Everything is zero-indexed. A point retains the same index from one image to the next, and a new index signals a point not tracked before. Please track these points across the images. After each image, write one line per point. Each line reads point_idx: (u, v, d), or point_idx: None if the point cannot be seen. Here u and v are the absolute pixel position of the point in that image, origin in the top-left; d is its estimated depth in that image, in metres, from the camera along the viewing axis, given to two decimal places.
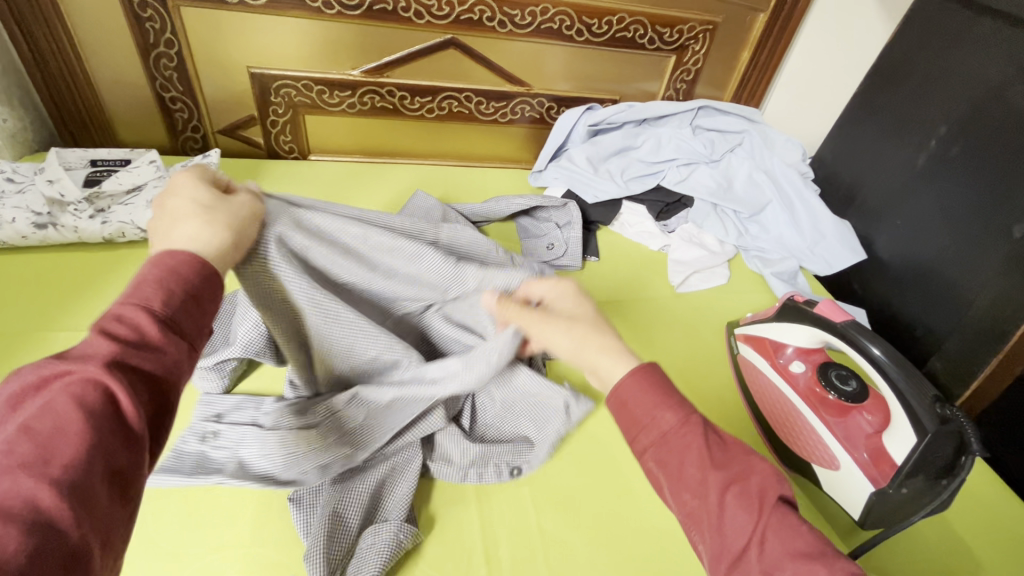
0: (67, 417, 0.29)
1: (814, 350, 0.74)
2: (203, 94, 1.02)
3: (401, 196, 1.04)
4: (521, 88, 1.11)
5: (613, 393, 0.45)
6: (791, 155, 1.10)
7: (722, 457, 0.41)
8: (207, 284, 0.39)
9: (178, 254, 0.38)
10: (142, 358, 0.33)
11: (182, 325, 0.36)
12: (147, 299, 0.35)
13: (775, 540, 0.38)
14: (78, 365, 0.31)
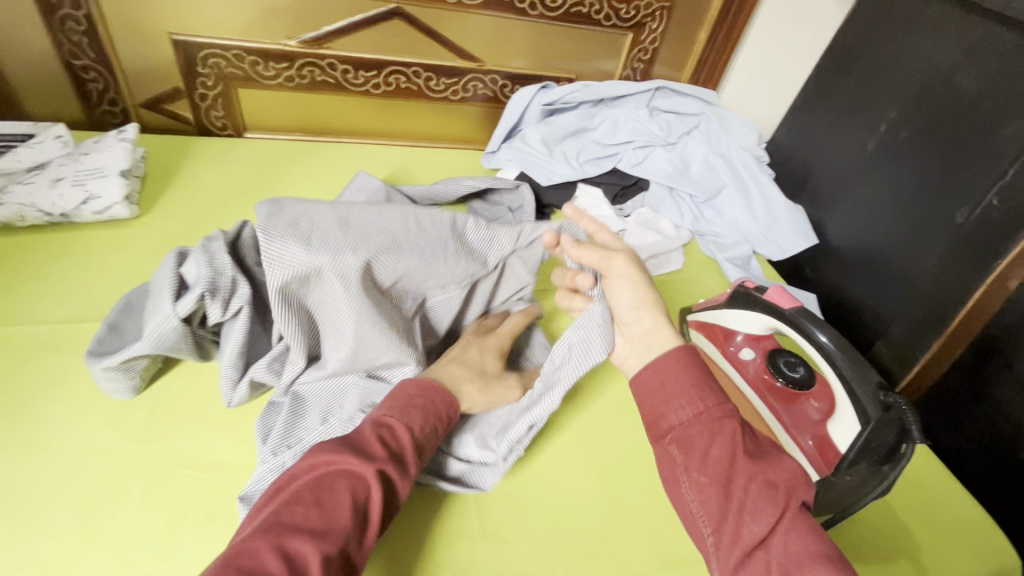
0: (344, 497, 0.42)
1: (765, 336, 0.73)
2: (119, 62, 0.92)
3: (345, 177, 0.98)
4: (473, 63, 1.05)
5: (640, 382, 0.51)
6: (746, 138, 1.09)
7: (755, 451, 0.46)
8: (448, 417, 0.54)
9: (431, 387, 0.55)
10: (396, 469, 0.46)
11: (419, 457, 0.50)
12: (410, 421, 0.51)
13: (794, 534, 0.41)
14: (360, 463, 0.44)
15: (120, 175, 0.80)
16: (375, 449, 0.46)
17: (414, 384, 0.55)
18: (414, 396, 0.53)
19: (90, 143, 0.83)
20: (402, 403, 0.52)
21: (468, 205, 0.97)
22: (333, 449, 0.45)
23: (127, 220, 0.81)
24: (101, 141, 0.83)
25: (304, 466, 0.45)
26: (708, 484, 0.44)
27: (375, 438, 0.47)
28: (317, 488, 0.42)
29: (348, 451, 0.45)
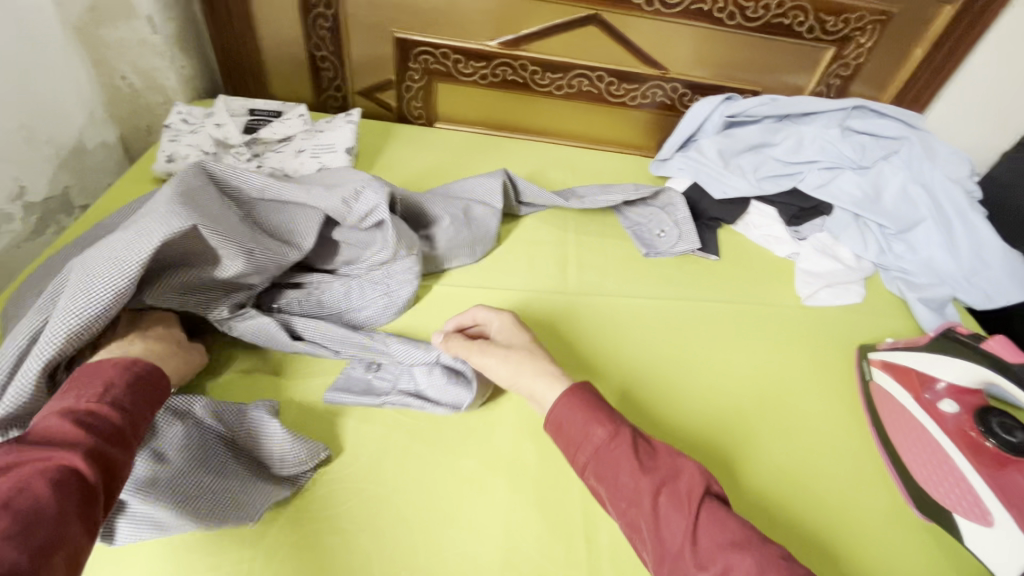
0: (41, 491, 0.36)
1: (971, 391, 0.66)
2: (350, 55, 1.07)
3: (522, 171, 1.05)
4: (657, 71, 1.06)
5: (550, 418, 0.55)
6: (956, 169, 0.96)
7: (651, 462, 0.50)
8: (156, 381, 0.50)
9: (134, 363, 0.49)
10: (106, 447, 0.42)
11: (137, 426, 0.45)
12: (115, 400, 0.45)
13: (705, 532, 0.45)
14: (60, 453, 0.39)
15: (345, 151, 0.93)
16: (72, 437, 0.40)
17: (106, 364, 0.48)
18: (113, 376, 0.47)
19: (324, 123, 0.97)
20: (84, 383, 0.45)
21: (618, 210, 0.99)
22: (6, 457, 0.38)
23: None
24: (333, 122, 0.97)
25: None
26: (625, 508, 0.48)
27: (69, 426, 0.41)
28: (3, 492, 0.35)
29: (35, 450, 0.38)
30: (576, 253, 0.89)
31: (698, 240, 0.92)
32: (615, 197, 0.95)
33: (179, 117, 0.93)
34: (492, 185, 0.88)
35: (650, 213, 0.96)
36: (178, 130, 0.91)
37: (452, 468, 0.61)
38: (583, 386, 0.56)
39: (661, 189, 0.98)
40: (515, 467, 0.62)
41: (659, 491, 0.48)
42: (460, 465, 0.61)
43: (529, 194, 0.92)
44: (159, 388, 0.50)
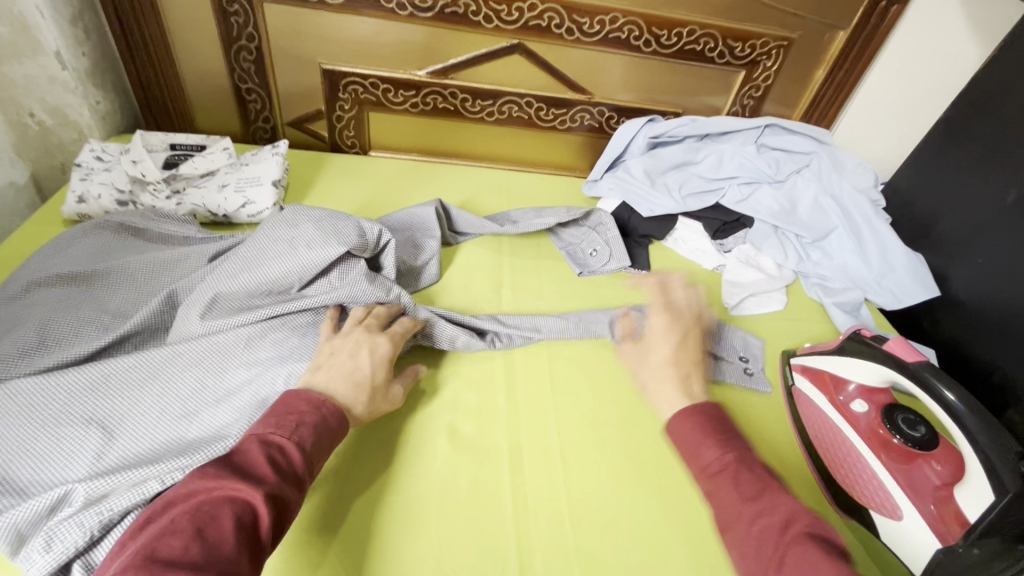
0: (226, 532, 0.38)
1: (880, 390, 0.70)
2: (277, 87, 1.06)
3: (456, 197, 1.06)
4: (583, 96, 1.10)
5: (665, 432, 0.54)
6: (862, 180, 1.05)
7: (753, 491, 0.46)
8: (340, 428, 0.51)
9: (323, 403, 0.51)
10: (282, 486, 0.43)
11: (313, 466, 0.47)
12: (301, 439, 0.47)
13: (795, 568, 0.40)
14: (248, 488, 0.41)
15: (272, 184, 0.91)
16: (263, 473, 0.43)
17: (302, 398, 0.50)
18: (303, 412, 0.49)
19: (251, 156, 0.95)
20: (281, 414, 0.48)
21: (551, 233, 1.00)
22: (217, 473, 0.42)
23: None
24: (259, 155, 0.95)
25: (194, 490, 0.41)
26: (724, 528, 0.46)
27: (263, 459, 0.43)
28: (201, 516, 0.39)
29: (232, 476, 0.41)
30: (510, 275, 0.90)
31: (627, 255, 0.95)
32: (547, 219, 0.96)
33: (91, 155, 0.89)
34: (425, 212, 0.90)
35: (580, 233, 0.99)
36: (90, 168, 0.87)
37: (383, 505, 0.59)
38: (709, 405, 0.53)
39: (591, 210, 0.99)
40: (447, 499, 0.60)
41: (785, 526, 0.43)
42: (391, 500, 0.60)
43: (463, 223, 0.95)
44: (341, 431, 0.51)
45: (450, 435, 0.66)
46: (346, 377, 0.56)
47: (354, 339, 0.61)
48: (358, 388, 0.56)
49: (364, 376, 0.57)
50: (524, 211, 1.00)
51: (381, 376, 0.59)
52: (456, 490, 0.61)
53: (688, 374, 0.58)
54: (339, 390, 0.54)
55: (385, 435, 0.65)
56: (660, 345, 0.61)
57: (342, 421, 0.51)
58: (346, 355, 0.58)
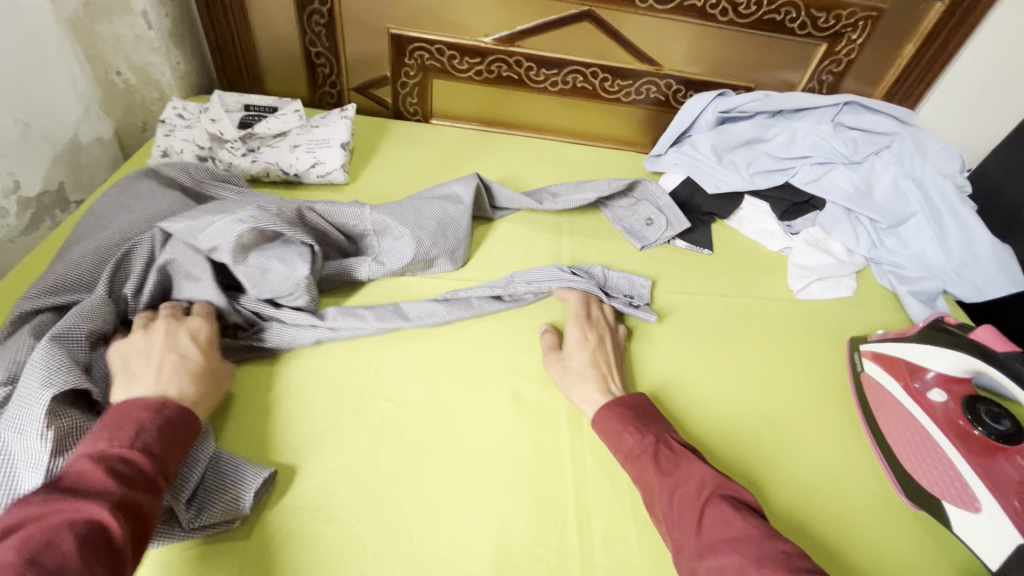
0: (69, 544, 0.38)
1: (960, 380, 0.66)
2: (345, 51, 1.08)
3: (517, 167, 1.06)
4: (651, 67, 1.07)
5: (593, 423, 0.62)
6: (947, 164, 0.98)
7: (669, 466, 0.55)
8: (184, 429, 0.52)
9: (163, 406, 0.51)
10: (136, 493, 0.44)
11: (167, 468, 0.48)
12: (146, 445, 0.47)
13: (711, 526, 0.48)
14: (90, 506, 0.40)
15: (341, 147, 0.93)
16: (101, 485, 0.42)
17: (138, 406, 0.50)
18: (142, 419, 0.49)
19: (320, 119, 0.97)
20: (117, 425, 0.48)
21: (602, 209, 0.99)
22: (43, 500, 0.40)
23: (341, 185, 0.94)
24: (328, 118, 0.97)
25: (19, 521, 0.39)
26: (650, 504, 0.55)
27: (103, 474, 0.43)
28: (32, 544, 0.37)
29: (62, 498, 0.40)
30: (570, 247, 0.91)
31: (683, 218, 0.94)
32: (589, 193, 0.95)
33: (174, 112, 0.92)
34: (462, 185, 0.87)
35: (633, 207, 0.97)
36: (173, 125, 0.91)
37: (447, 459, 0.61)
38: (640, 395, 0.64)
39: (635, 180, 0.97)
40: (508, 458, 0.62)
41: (699, 490, 0.51)
42: (455, 454, 0.62)
43: (503, 198, 0.93)
44: (189, 430, 0.52)
45: (511, 397, 0.68)
46: (177, 370, 0.56)
47: (161, 335, 0.59)
48: (191, 382, 0.56)
49: (188, 367, 0.57)
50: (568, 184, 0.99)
51: (201, 361, 0.59)
52: (517, 450, 0.63)
53: (608, 374, 0.67)
54: (171, 390, 0.54)
55: (448, 394, 0.67)
56: (578, 351, 0.69)
57: (181, 413, 0.52)
58: (162, 353, 0.57)
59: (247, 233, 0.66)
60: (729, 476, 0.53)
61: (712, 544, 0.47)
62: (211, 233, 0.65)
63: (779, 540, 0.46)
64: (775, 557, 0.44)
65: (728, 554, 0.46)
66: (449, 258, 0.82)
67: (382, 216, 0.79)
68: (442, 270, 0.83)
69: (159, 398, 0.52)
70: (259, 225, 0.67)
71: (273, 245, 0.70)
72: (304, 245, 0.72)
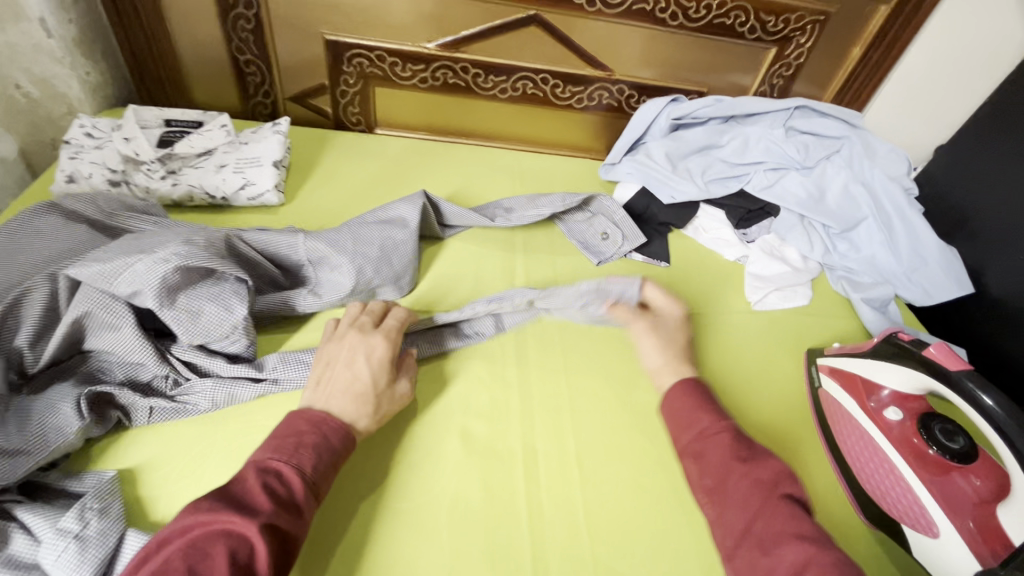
0: (220, 566, 0.41)
1: (914, 397, 0.66)
2: (277, 59, 1.00)
3: (468, 179, 1.01)
4: (602, 72, 1.04)
5: (662, 402, 0.59)
6: (894, 167, 0.99)
7: (749, 454, 0.52)
8: (344, 450, 0.53)
9: (325, 422, 0.53)
10: (281, 515, 0.46)
11: (317, 487, 0.50)
12: (300, 463, 0.49)
13: (763, 518, 0.47)
14: (242, 521, 0.44)
15: (273, 165, 0.86)
16: (261, 502, 0.46)
17: (302, 417, 0.53)
18: (304, 435, 0.52)
19: (250, 134, 0.90)
20: (285, 437, 0.51)
21: (557, 224, 0.95)
22: (211, 507, 0.45)
23: (274, 206, 0.87)
24: (259, 133, 0.90)
25: (192, 524, 0.44)
26: (711, 485, 0.51)
27: (258, 488, 0.46)
28: (195, 555, 0.41)
29: (226, 509, 0.44)
30: (524, 266, 0.87)
31: (640, 233, 0.91)
32: (543, 208, 0.91)
33: (81, 131, 0.83)
34: (410, 205, 0.82)
35: (589, 221, 0.93)
36: (80, 146, 0.82)
37: (392, 514, 0.57)
38: (698, 376, 0.61)
39: (590, 195, 0.94)
40: (458, 508, 0.58)
41: (771, 484, 0.49)
42: (401, 508, 0.57)
43: (453, 217, 0.88)
44: (349, 450, 0.54)
45: (461, 437, 0.63)
46: (348, 391, 0.57)
47: (351, 345, 0.60)
48: (360, 401, 0.56)
49: (365, 386, 0.57)
50: (522, 199, 0.94)
51: (383, 382, 0.59)
52: (468, 498, 0.59)
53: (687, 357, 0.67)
54: (339, 406, 0.55)
55: (393, 438, 0.62)
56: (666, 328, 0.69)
57: (346, 435, 0.54)
58: (342, 365, 0.58)
59: (174, 273, 0.58)
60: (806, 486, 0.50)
61: (774, 535, 0.45)
62: (126, 277, 0.57)
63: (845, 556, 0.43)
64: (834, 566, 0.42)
65: (794, 548, 0.44)
66: (398, 285, 0.77)
67: (321, 248, 0.74)
68: (387, 298, 0.78)
69: (325, 413, 0.54)
70: (188, 265, 0.59)
71: (204, 284, 0.61)
72: (240, 279, 0.63)
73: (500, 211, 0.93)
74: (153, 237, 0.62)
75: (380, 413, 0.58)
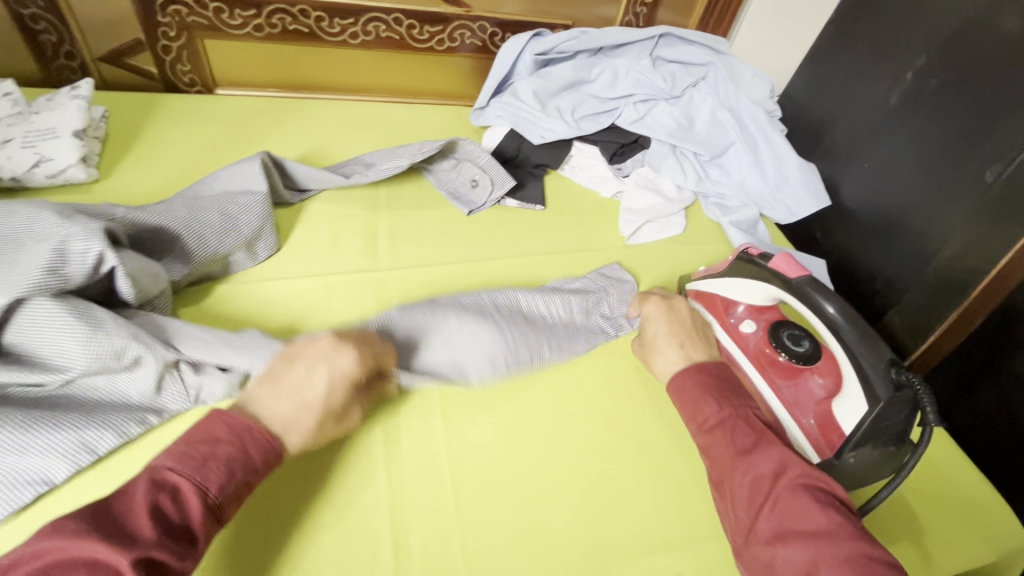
0: None
1: (767, 307, 0.68)
2: (73, 11, 0.85)
3: (324, 137, 0.92)
4: (459, 8, 0.97)
5: (671, 385, 0.57)
6: (758, 90, 1.01)
7: (752, 447, 0.49)
8: (264, 468, 0.45)
9: (245, 430, 0.45)
10: (167, 546, 0.38)
11: (219, 509, 0.42)
12: (205, 480, 0.41)
13: (784, 516, 0.44)
14: (113, 548, 0.36)
15: (74, 135, 0.74)
16: (143, 527, 0.37)
17: (223, 421, 0.45)
18: (219, 446, 0.43)
19: (44, 101, 0.77)
20: (194, 445, 0.43)
21: (423, 176, 0.89)
22: (77, 528, 0.36)
23: (85, 183, 0.75)
24: (54, 99, 0.76)
25: (47, 549, 0.36)
26: (719, 480, 0.49)
27: (145, 511, 0.38)
28: None
29: (98, 533, 0.36)
30: (388, 223, 0.81)
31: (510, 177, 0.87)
32: (403, 159, 0.84)
33: None
34: (250, 171, 0.73)
35: (456, 170, 0.88)
36: None
37: None
38: (716, 362, 0.57)
39: (452, 141, 0.88)
40: (307, 484, 0.53)
41: (776, 477, 0.46)
42: None
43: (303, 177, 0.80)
44: (274, 465, 0.46)
45: None
46: (295, 402, 0.48)
47: (320, 349, 0.51)
48: (301, 411, 0.48)
49: (316, 400, 0.49)
50: (381, 151, 0.87)
51: (337, 401, 0.50)
52: (317, 474, 0.54)
53: (687, 340, 0.61)
54: (275, 411, 0.47)
55: None
56: (657, 324, 0.63)
57: (277, 450, 0.46)
58: (301, 369, 0.50)
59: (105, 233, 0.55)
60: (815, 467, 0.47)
61: (783, 532, 0.43)
62: (72, 254, 0.53)
63: (865, 545, 0.41)
64: (850, 564, 0.40)
65: (801, 547, 0.42)
66: (252, 252, 0.70)
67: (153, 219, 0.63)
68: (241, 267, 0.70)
69: (254, 418, 0.46)
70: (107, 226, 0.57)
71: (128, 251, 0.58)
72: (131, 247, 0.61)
73: (360, 167, 0.85)
74: (19, 220, 0.55)
75: (319, 433, 0.49)
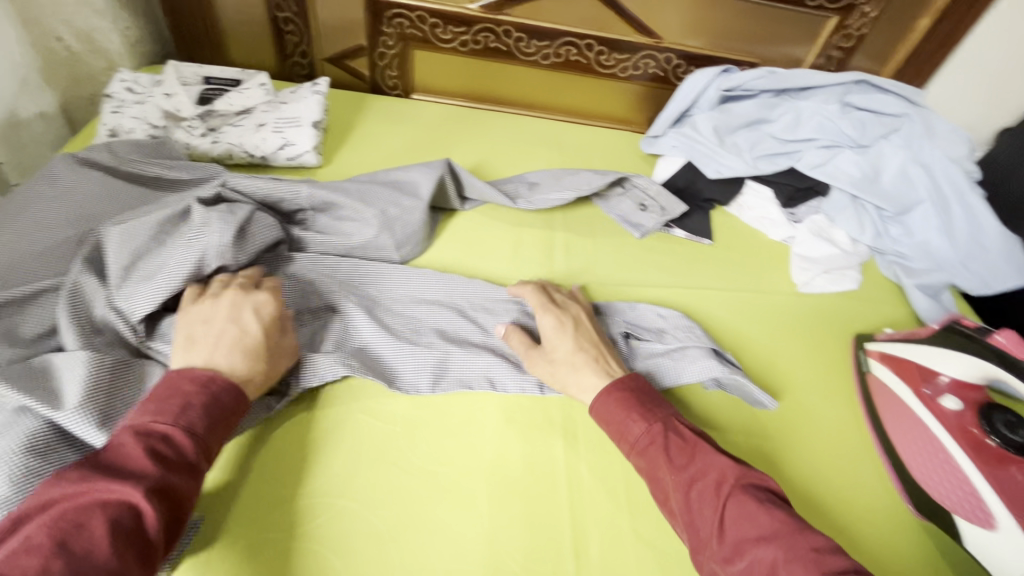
0: (102, 537, 0.37)
1: (973, 387, 0.64)
2: (317, 18, 0.98)
3: (506, 147, 0.99)
4: (650, 39, 0.99)
5: (592, 412, 0.58)
6: (958, 148, 0.92)
7: (684, 459, 0.51)
8: (236, 407, 0.49)
9: (210, 381, 0.49)
10: (169, 477, 0.42)
11: (208, 447, 0.46)
12: (189, 423, 0.45)
13: (732, 524, 0.46)
14: (123, 488, 0.39)
15: (312, 126, 0.85)
16: (143, 467, 0.41)
17: (186, 378, 0.48)
18: (188, 395, 0.47)
19: (289, 93, 0.89)
20: (165, 398, 0.46)
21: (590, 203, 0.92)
22: (77, 478, 0.40)
23: (312, 167, 0.85)
24: (297, 92, 0.88)
25: (55, 498, 0.39)
26: (669, 502, 0.51)
27: (138, 453, 0.42)
28: (63, 527, 0.37)
29: (101, 480, 0.40)
30: (563, 238, 0.85)
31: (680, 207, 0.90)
32: (568, 190, 0.87)
33: (122, 85, 0.83)
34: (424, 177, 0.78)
35: (622, 199, 0.91)
36: (122, 100, 0.82)
37: (428, 475, 0.56)
38: (633, 376, 0.59)
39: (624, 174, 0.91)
40: (497, 472, 0.57)
41: (720, 484, 0.48)
42: (436, 470, 0.57)
43: (471, 189, 0.85)
44: (241, 404, 0.50)
45: (502, 408, 0.62)
46: (233, 345, 0.53)
47: (230, 302, 0.56)
48: (251, 354, 0.53)
49: (256, 341, 0.54)
50: (561, 170, 0.92)
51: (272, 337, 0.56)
52: (505, 464, 0.58)
53: (597, 354, 0.62)
54: (227, 363, 0.51)
55: (432, 402, 0.62)
56: (561, 340, 0.62)
57: (234, 386, 0.50)
58: (218, 329, 0.53)
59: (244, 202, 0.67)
60: (751, 467, 0.50)
61: (742, 543, 0.44)
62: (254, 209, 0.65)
63: (809, 540, 0.43)
64: (809, 559, 0.41)
65: (758, 553, 0.43)
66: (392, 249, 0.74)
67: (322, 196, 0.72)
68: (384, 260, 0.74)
69: (214, 370, 0.50)
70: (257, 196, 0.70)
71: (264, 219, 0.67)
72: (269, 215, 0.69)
73: (539, 180, 0.90)
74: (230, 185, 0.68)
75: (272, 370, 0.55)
